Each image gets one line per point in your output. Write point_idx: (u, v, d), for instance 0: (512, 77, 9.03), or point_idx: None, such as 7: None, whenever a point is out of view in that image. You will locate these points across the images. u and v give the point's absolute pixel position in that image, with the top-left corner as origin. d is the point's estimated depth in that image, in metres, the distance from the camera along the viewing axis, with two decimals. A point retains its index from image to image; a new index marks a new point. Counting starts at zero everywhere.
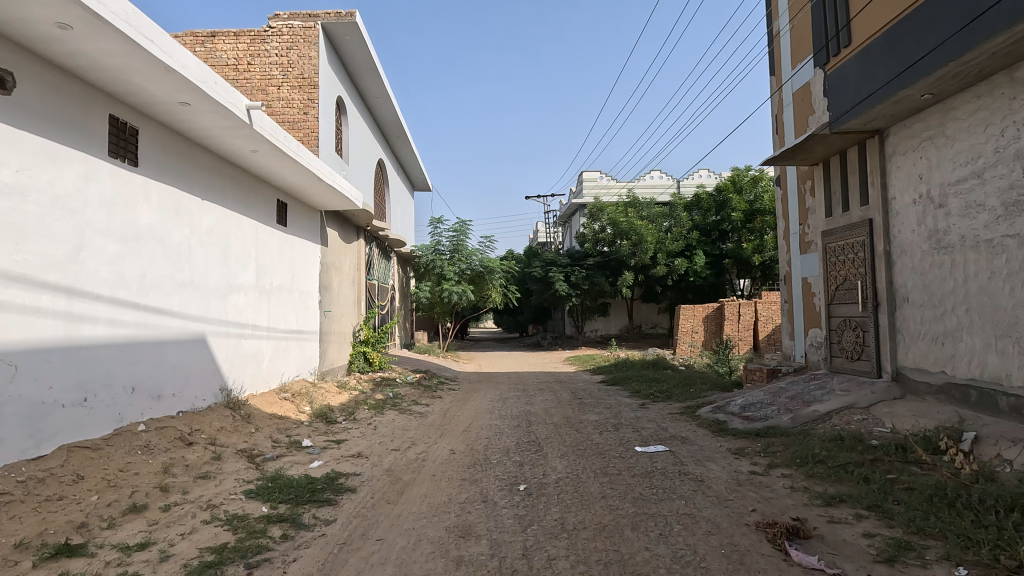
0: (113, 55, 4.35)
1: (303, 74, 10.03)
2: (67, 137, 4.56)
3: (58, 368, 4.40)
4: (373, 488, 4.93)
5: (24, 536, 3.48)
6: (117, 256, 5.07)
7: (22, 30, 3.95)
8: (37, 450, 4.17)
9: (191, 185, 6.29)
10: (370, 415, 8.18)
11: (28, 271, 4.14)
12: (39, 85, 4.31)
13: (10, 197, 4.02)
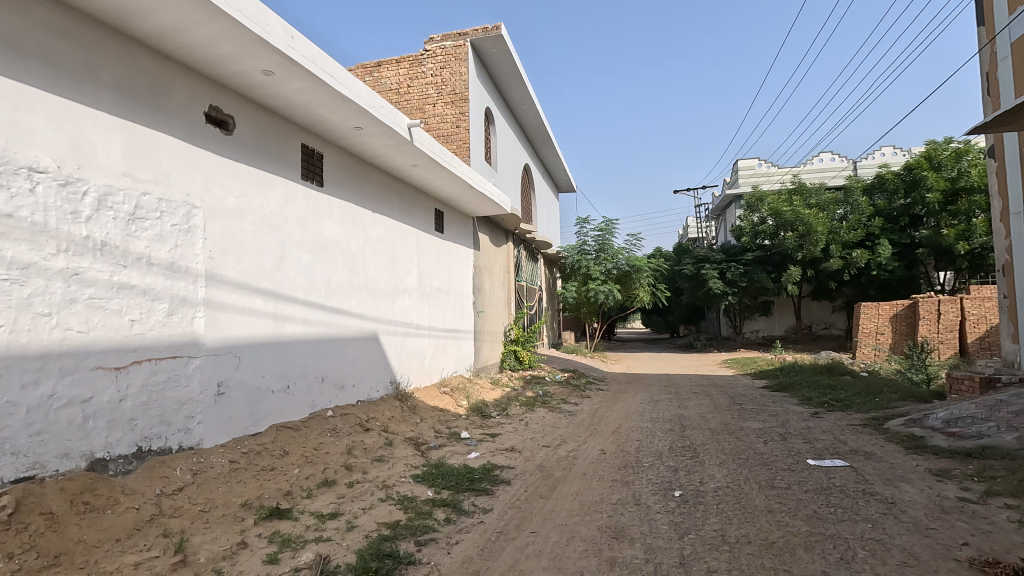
0: (304, 92, 5.07)
1: (455, 90, 10.74)
2: (272, 166, 5.43)
3: (268, 359, 5.24)
4: (526, 482, 5.10)
5: (248, 497, 4.22)
6: (309, 265, 5.90)
7: (239, 80, 4.79)
8: (254, 427, 5.01)
9: (365, 200, 7.08)
10: (522, 412, 8.47)
11: (246, 279, 5.00)
12: (251, 124, 5.19)
13: (234, 218, 4.90)
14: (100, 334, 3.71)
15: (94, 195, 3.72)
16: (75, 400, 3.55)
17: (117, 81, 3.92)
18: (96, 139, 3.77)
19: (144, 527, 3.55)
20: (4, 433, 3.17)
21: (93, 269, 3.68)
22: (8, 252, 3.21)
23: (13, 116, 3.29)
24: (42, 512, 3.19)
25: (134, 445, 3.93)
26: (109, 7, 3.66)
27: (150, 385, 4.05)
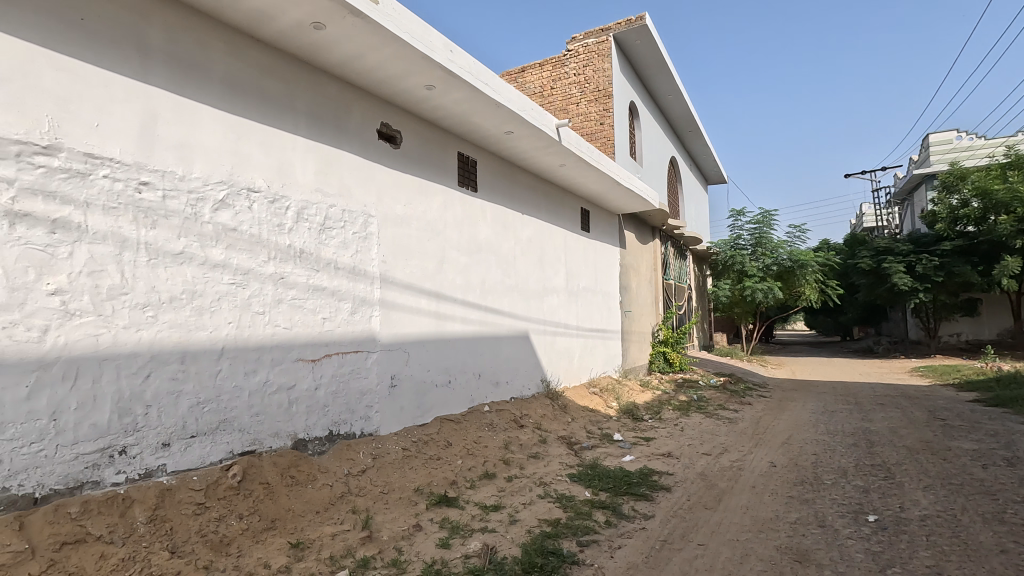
0: (461, 102, 5.34)
1: (598, 87, 10.62)
2: (433, 174, 5.80)
3: (432, 355, 5.60)
4: (688, 490, 4.82)
5: (419, 483, 4.54)
6: (466, 266, 6.20)
7: (405, 97, 5.19)
8: (421, 418, 5.39)
9: (515, 202, 7.27)
10: (676, 416, 8.07)
11: (413, 280, 5.41)
12: (415, 137, 5.59)
13: (402, 225, 5.33)
14: (300, 330, 4.24)
15: (294, 209, 4.28)
16: (283, 387, 4.10)
17: (309, 108, 4.47)
18: (295, 160, 4.33)
19: (337, 502, 3.99)
20: (233, 413, 3.77)
21: (294, 273, 4.23)
22: (234, 260, 3.82)
23: (236, 145, 3.91)
24: (261, 482, 3.73)
25: (326, 428, 4.43)
26: (303, 44, 4.18)
27: (338, 376, 4.54)
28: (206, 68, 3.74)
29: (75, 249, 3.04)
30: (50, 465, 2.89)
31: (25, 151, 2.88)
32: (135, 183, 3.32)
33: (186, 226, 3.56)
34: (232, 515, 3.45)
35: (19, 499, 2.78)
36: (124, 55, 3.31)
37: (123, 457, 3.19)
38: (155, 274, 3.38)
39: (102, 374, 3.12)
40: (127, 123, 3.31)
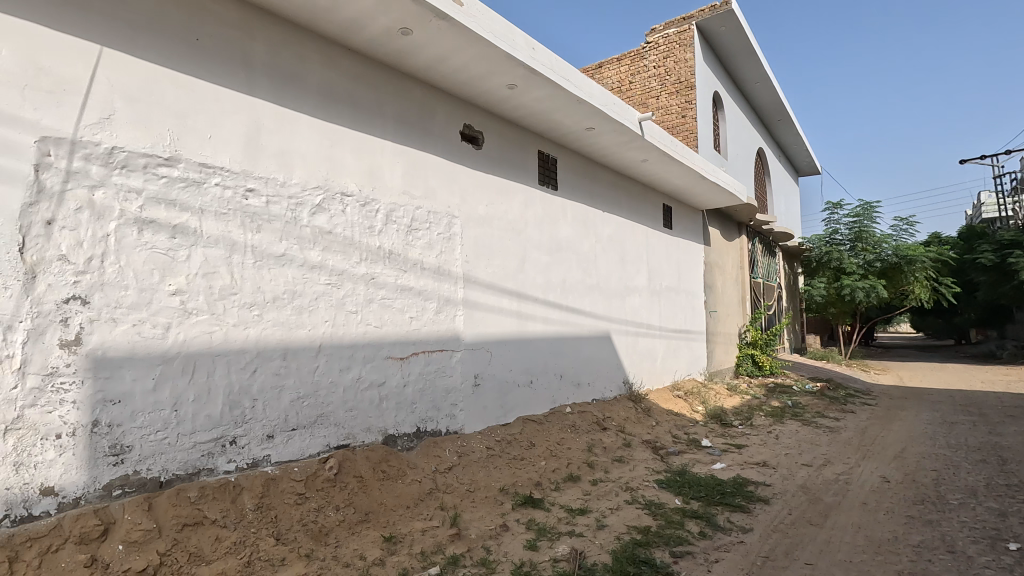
0: (542, 100, 5.28)
1: (680, 79, 10.22)
2: (514, 174, 5.79)
3: (515, 355, 5.58)
4: (790, 503, 4.48)
5: (504, 483, 4.54)
6: (547, 266, 6.14)
7: (487, 97, 5.22)
8: (504, 418, 5.39)
9: (595, 200, 7.13)
10: (769, 423, 7.59)
11: (495, 280, 5.42)
12: (496, 137, 5.61)
13: (484, 225, 5.35)
14: (389, 329, 4.36)
15: (383, 212, 4.41)
16: (374, 383, 4.23)
17: (397, 113, 4.59)
18: (384, 164, 4.46)
19: (426, 499, 4.06)
20: (329, 408, 3.93)
21: (383, 274, 4.35)
22: (329, 262, 3.98)
23: (330, 152, 4.07)
24: (355, 475, 3.86)
25: (414, 425, 4.53)
26: (391, 51, 4.30)
27: (425, 374, 4.63)
28: (303, 79, 3.93)
29: (192, 252, 3.28)
30: (172, 452, 3.14)
31: (150, 163, 3.15)
32: (242, 190, 3.54)
33: (286, 229, 3.75)
34: (329, 506, 3.60)
35: (147, 482, 3.03)
36: (232, 70, 3.54)
37: (234, 446, 3.41)
38: (260, 275, 3.59)
39: (215, 369, 3.35)
40: (235, 134, 3.54)
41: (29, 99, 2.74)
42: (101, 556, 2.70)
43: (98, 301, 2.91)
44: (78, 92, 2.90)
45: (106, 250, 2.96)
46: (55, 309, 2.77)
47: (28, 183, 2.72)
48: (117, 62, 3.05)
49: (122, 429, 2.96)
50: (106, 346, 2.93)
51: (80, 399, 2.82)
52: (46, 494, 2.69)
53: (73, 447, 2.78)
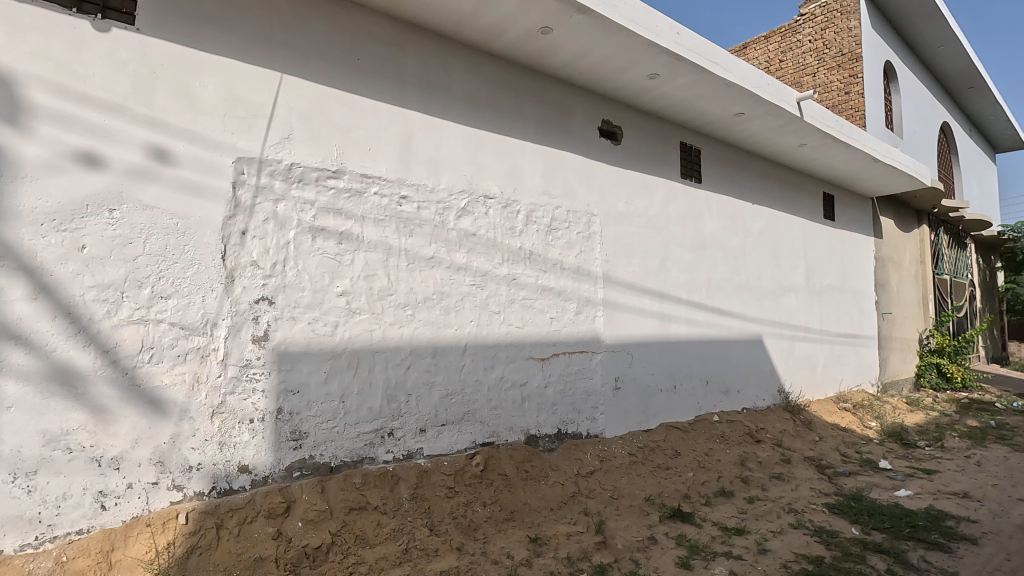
0: (687, 87, 4.96)
1: (842, 51, 9.08)
2: (655, 168, 5.52)
3: (658, 358, 5.29)
4: (1008, 547, 3.69)
5: (650, 492, 4.32)
6: (691, 263, 5.76)
7: (626, 90, 5.02)
8: (647, 424, 5.13)
9: (744, 191, 6.57)
10: (966, 446, 6.40)
11: (636, 279, 5.19)
12: (636, 130, 5.39)
13: (624, 222, 5.16)
14: (530, 329, 4.36)
15: (524, 213, 4.43)
16: (517, 383, 4.25)
17: (536, 113, 4.59)
18: (524, 165, 4.48)
19: (569, 502, 4.00)
20: (474, 405, 4.02)
21: (525, 274, 4.37)
22: (474, 263, 4.09)
23: (474, 156, 4.19)
24: (500, 473, 3.91)
25: (555, 427, 4.48)
26: (530, 52, 4.30)
27: (565, 375, 4.56)
28: (449, 87, 4.07)
29: (355, 257, 3.56)
30: (340, 440, 3.41)
31: (321, 176, 3.46)
32: (397, 198, 3.76)
33: (435, 232, 3.92)
34: (477, 501, 3.68)
35: (320, 466, 3.33)
36: (387, 85, 3.77)
37: (391, 438, 3.63)
38: (412, 277, 3.78)
39: (376, 364, 3.59)
40: (390, 145, 3.77)
41: (228, 126, 3.15)
42: (285, 531, 3.00)
43: (281, 301, 3.26)
44: (264, 116, 3.28)
45: (287, 256, 3.31)
46: (248, 308, 3.15)
47: (228, 199, 3.13)
48: (294, 87, 3.39)
49: (300, 417, 3.28)
50: (287, 342, 3.26)
51: (268, 388, 3.18)
52: (242, 471, 3.07)
53: (262, 431, 3.14)
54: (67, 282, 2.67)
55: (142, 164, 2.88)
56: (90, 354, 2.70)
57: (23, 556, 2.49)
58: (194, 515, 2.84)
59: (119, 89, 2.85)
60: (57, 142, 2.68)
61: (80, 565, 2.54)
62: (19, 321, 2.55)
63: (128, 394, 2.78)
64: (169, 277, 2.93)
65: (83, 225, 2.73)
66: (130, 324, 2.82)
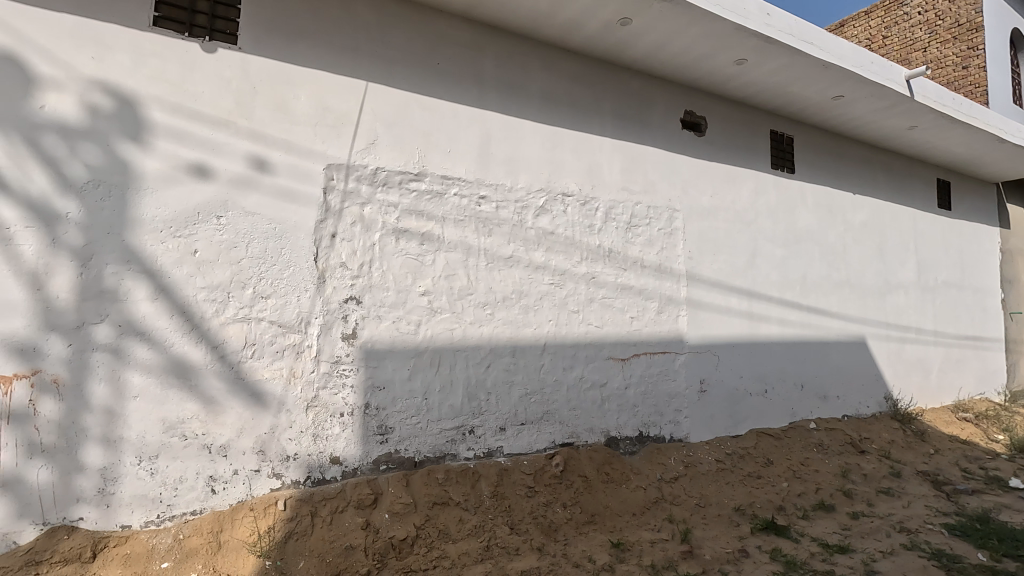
0: (778, 71, 4.64)
1: (958, 22, 8.18)
2: (742, 159, 5.23)
3: (747, 360, 5.00)
4: None
5: (740, 502, 4.09)
6: (783, 260, 5.38)
7: (710, 78, 4.78)
8: (735, 429, 4.87)
9: (842, 181, 6.07)
10: None
11: (723, 277, 4.93)
12: (721, 120, 5.12)
13: (709, 217, 4.92)
14: (610, 329, 4.26)
15: (602, 210, 4.34)
16: (596, 384, 4.17)
17: (615, 108, 4.48)
18: (602, 161, 4.39)
19: (652, 508, 3.87)
20: (554, 405, 3.99)
21: (604, 272, 4.28)
22: (552, 262, 4.06)
23: (552, 154, 4.15)
24: (580, 475, 3.85)
25: (637, 429, 4.34)
26: (608, 44, 4.20)
27: (647, 376, 4.41)
28: (526, 86, 4.07)
29: (437, 257, 3.64)
30: (424, 435, 3.50)
31: (403, 179, 3.57)
32: (476, 198, 3.81)
33: (514, 232, 3.92)
34: (557, 502, 3.65)
35: (405, 460, 3.43)
36: (466, 87, 3.83)
37: (472, 436, 3.67)
38: (492, 276, 3.81)
39: (456, 363, 3.65)
40: (469, 146, 3.82)
41: (319, 134, 3.33)
42: (373, 521, 3.11)
43: (368, 301, 3.40)
44: (351, 123, 3.42)
45: (373, 257, 3.44)
46: (338, 307, 3.31)
47: (320, 204, 3.30)
48: (379, 94, 3.52)
49: (386, 412, 3.40)
50: (374, 340, 3.39)
51: (356, 384, 3.32)
52: (334, 463, 3.23)
53: (351, 425, 3.29)
54: (182, 283, 2.93)
55: (244, 173, 3.11)
56: (201, 350, 2.95)
57: (148, 531, 2.77)
58: (291, 502, 3.02)
59: (224, 104, 3.08)
60: (173, 156, 2.94)
61: (194, 543, 2.78)
62: (143, 319, 2.83)
63: (233, 387, 3.01)
64: (268, 278, 3.13)
65: (195, 231, 2.98)
66: (235, 322, 3.04)
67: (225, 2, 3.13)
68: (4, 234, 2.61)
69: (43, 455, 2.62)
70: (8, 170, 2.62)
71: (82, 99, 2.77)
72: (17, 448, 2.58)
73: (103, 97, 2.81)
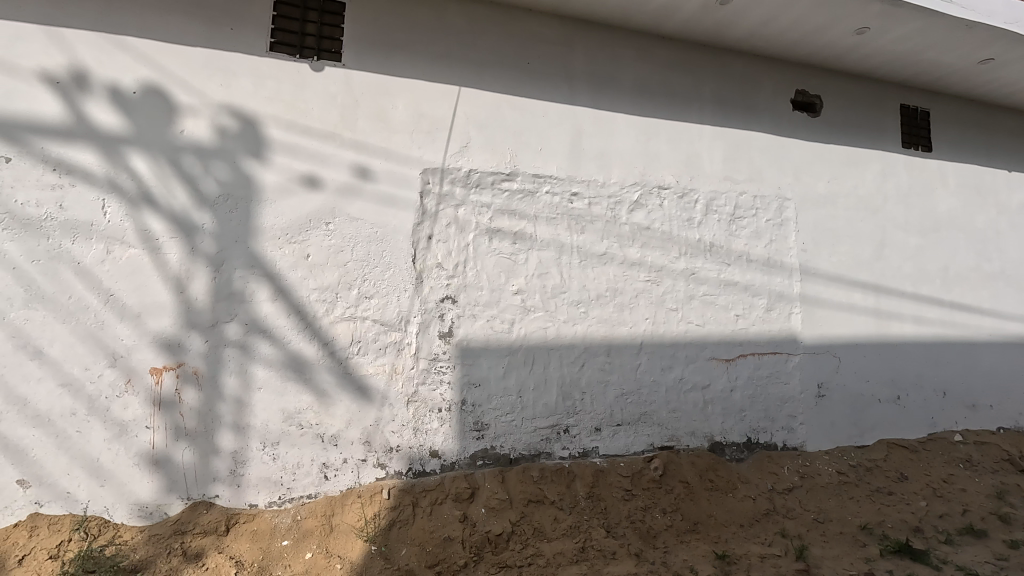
0: (909, 38, 4.07)
1: None
2: (864, 139, 4.71)
3: (875, 362, 4.49)
4: None
5: (866, 520, 3.62)
6: (918, 250, 4.76)
7: (825, 53, 4.34)
8: (861, 439, 4.40)
9: (994, 157, 5.26)
10: None
11: (844, 271, 4.46)
12: (838, 98, 4.65)
13: (826, 205, 4.48)
14: (713, 328, 4.03)
15: (702, 202, 4.11)
16: (698, 385, 3.96)
17: (715, 93, 4.22)
18: (702, 151, 4.15)
19: (762, 520, 3.59)
20: (652, 407, 3.85)
21: (705, 268, 4.05)
22: (648, 258, 3.91)
23: (647, 146, 4.00)
24: (681, 480, 3.68)
25: (745, 435, 4.06)
26: (706, 27, 3.96)
27: (755, 379, 4.11)
28: (618, 78, 3.96)
29: (529, 256, 3.65)
30: (519, 433, 3.53)
31: (496, 180, 3.62)
32: (568, 195, 3.77)
33: (607, 228, 3.84)
34: (656, 508, 3.52)
35: (500, 457, 3.48)
36: (557, 85, 3.80)
37: (567, 435, 3.64)
38: (585, 274, 3.75)
39: (551, 362, 3.64)
40: (561, 143, 3.79)
41: (415, 141, 3.47)
42: (470, 515, 3.19)
43: (463, 300, 3.49)
44: (445, 128, 3.54)
45: (467, 257, 3.52)
46: (435, 306, 3.43)
47: (416, 208, 3.44)
48: (471, 98, 3.60)
49: (481, 409, 3.47)
50: (469, 339, 3.48)
51: (453, 381, 3.42)
52: (433, 456, 3.35)
53: (449, 420, 3.39)
54: (297, 285, 3.19)
55: (349, 182, 3.32)
56: (314, 346, 3.20)
57: (272, 511, 3.06)
58: (395, 492, 3.18)
59: (331, 119, 3.32)
60: (288, 169, 3.22)
61: (310, 524, 3.02)
62: (265, 318, 3.13)
63: (341, 381, 3.23)
64: (371, 279, 3.32)
65: (307, 237, 3.23)
66: (343, 321, 3.26)
67: (330, 24, 3.36)
68: (154, 244, 3.00)
69: (186, 438, 2.98)
70: (156, 189, 3.01)
71: (213, 122, 3.12)
72: (167, 431, 2.96)
73: (229, 119, 3.14)
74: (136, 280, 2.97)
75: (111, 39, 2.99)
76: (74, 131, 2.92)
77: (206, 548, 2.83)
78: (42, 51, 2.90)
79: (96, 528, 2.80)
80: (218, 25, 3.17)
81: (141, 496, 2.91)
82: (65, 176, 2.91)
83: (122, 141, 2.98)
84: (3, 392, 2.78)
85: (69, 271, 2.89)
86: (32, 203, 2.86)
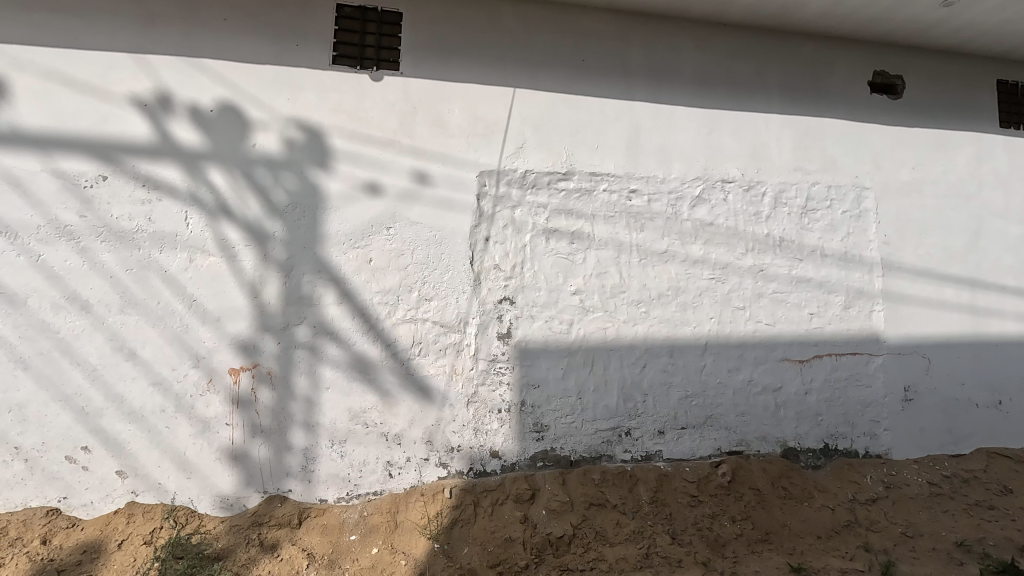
0: (1005, 6, 3.69)
1: None
2: (954, 120, 4.32)
3: (971, 363, 4.10)
4: None
5: (963, 536, 3.25)
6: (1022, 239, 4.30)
7: (908, 30, 4.01)
8: (955, 447, 4.03)
9: None
10: None
11: (933, 265, 4.10)
12: (924, 77, 4.29)
13: (910, 194, 4.14)
14: (784, 327, 3.82)
15: (771, 195, 3.91)
16: (768, 387, 3.77)
17: (783, 79, 4.00)
18: (769, 141, 3.95)
19: (842, 532, 3.34)
20: (718, 409, 3.70)
21: (774, 265, 3.85)
22: (712, 256, 3.77)
23: (709, 139, 3.85)
24: (752, 487, 3.51)
25: (821, 441, 3.82)
26: (772, 11, 3.75)
27: (833, 381, 3.86)
28: (676, 71, 3.83)
29: (587, 256, 3.61)
30: (579, 435, 3.49)
31: (552, 179, 3.60)
32: (626, 193, 3.69)
33: (668, 226, 3.73)
34: (724, 515, 3.37)
35: (561, 458, 3.45)
36: (613, 81, 3.72)
37: (629, 438, 3.57)
38: (645, 273, 3.66)
39: (611, 363, 3.57)
40: (618, 140, 3.71)
41: (471, 144, 3.51)
42: (531, 516, 3.18)
43: (521, 301, 3.49)
44: (501, 130, 3.55)
45: (524, 258, 3.52)
46: (493, 308, 3.45)
47: (473, 210, 3.48)
48: (526, 98, 3.60)
49: (541, 410, 3.46)
50: (528, 340, 3.47)
51: (513, 381, 3.43)
52: (494, 456, 3.37)
53: (509, 421, 3.41)
54: (361, 288, 3.30)
55: (408, 187, 3.41)
56: (377, 348, 3.30)
57: (340, 507, 3.18)
58: (456, 491, 3.23)
59: (391, 126, 3.41)
60: (351, 177, 3.34)
61: (376, 520, 3.12)
62: (332, 320, 3.26)
63: (404, 382, 3.31)
64: (430, 281, 3.39)
65: (370, 242, 3.34)
66: (404, 323, 3.35)
67: (388, 34, 3.46)
68: (230, 252, 3.20)
69: (262, 434, 3.16)
70: (232, 200, 3.21)
71: (281, 135, 3.28)
72: (244, 428, 3.15)
73: (297, 131, 3.29)
74: (216, 286, 3.17)
75: (191, 62, 3.22)
76: (160, 149, 3.17)
77: (281, 539, 2.98)
78: (132, 77, 3.16)
79: (183, 517, 3.02)
80: (285, 42, 3.33)
81: (222, 489, 3.10)
82: (153, 192, 3.16)
83: (202, 156, 3.19)
84: (103, 390, 3.06)
85: (158, 279, 3.13)
86: (125, 217, 3.13)
